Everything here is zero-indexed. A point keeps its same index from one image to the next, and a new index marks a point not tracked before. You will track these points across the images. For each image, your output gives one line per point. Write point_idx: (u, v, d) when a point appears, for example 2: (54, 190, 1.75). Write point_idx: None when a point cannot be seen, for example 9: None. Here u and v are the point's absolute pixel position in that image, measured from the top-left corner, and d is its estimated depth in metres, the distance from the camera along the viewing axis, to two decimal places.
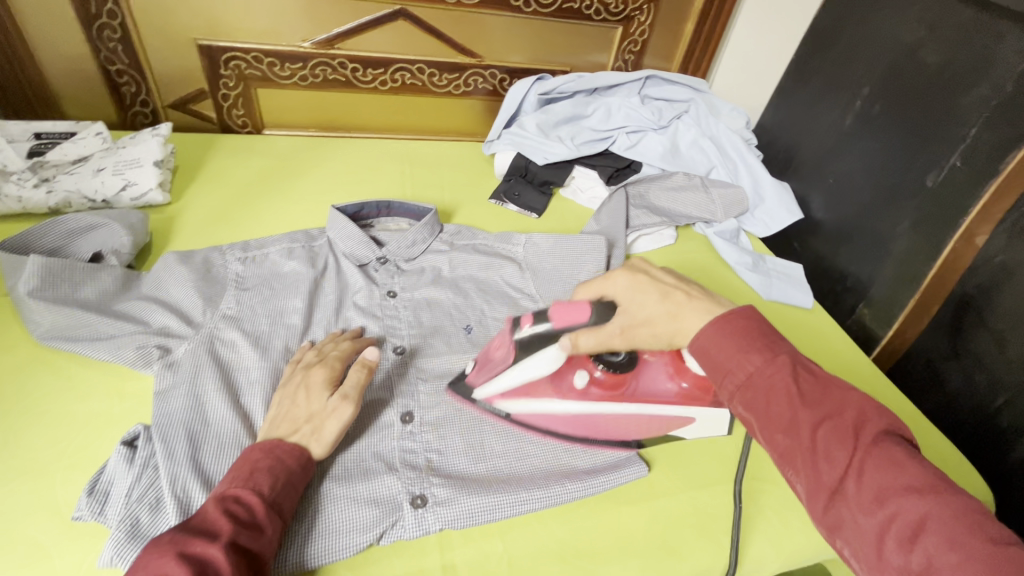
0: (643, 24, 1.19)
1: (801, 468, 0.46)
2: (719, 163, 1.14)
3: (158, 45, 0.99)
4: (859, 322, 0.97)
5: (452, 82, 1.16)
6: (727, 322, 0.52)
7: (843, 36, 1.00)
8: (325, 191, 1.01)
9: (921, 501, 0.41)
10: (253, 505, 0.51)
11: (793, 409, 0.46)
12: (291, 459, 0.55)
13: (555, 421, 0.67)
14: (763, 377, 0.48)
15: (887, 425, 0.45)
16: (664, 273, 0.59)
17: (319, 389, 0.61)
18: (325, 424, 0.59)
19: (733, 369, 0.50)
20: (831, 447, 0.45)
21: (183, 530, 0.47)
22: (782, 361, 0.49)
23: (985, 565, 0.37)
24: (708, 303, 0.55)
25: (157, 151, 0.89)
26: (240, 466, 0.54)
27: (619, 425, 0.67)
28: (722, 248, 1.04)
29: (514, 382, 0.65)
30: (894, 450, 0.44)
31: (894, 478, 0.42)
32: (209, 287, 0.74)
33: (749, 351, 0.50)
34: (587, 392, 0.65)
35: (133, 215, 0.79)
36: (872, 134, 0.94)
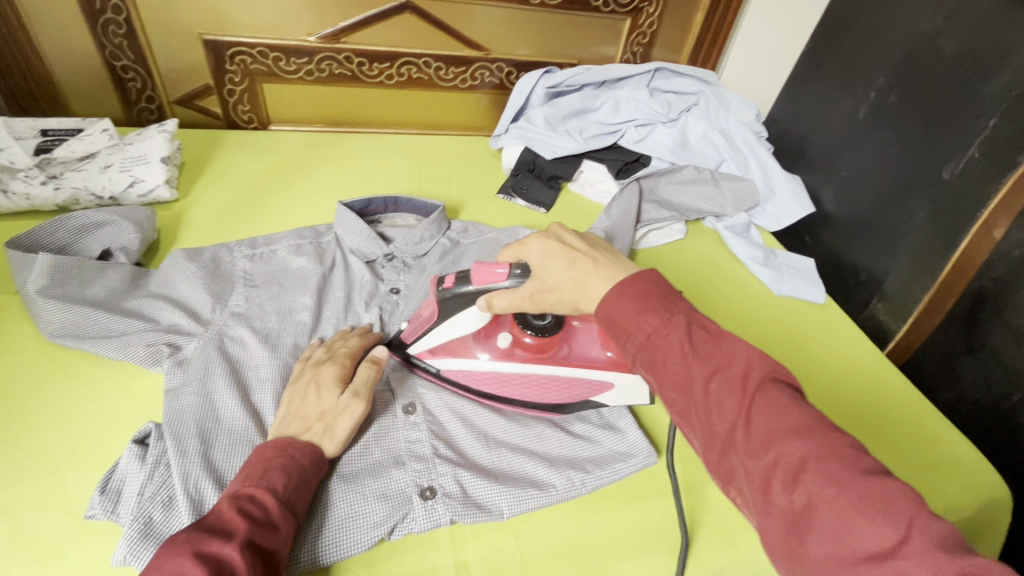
0: (652, 15, 1.17)
1: (699, 421, 0.47)
2: (729, 156, 1.12)
3: (163, 40, 0.99)
4: (873, 316, 0.96)
5: (459, 76, 1.15)
6: (625, 288, 0.53)
7: (858, 25, 0.98)
8: (332, 187, 1.00)
9: (802, 442, 0.43)
10: (267, 505, 0.50)
11: (687, 364, 0.48)
12: (304, 457, 0.55)
13: (481, 380, 0.69)
14: (661, 337, 0.50)
15: (771, 372, 0.46)
16: (574, 236, 0.61)
17: (328, 386, 0.61)
18: (334, 421, 0.59)
19: (634, 331, 0.51)
20: (720, 400, 0.46)
21: (198, 528, 0.47)
22: (677, 321, 0.50)
23: (857, 496, 0.40)
24: (612, 264, 0.57)
25: (164, 148, 0.88)
26: (253, 464, 0.54)
27: (546, 391, 0.68)
28: (733, 242, 1.03)
29: (442, 339, 0.68)
30: (777, 396, 0.45)
31: (775, 422, 0.44)
32: (218, 284, 0.74)
33: (648, 312, 0.51)
34: (512, 352, 0.69)
35: (141, 212, 0.79)
36: (887, 125, 0.92)
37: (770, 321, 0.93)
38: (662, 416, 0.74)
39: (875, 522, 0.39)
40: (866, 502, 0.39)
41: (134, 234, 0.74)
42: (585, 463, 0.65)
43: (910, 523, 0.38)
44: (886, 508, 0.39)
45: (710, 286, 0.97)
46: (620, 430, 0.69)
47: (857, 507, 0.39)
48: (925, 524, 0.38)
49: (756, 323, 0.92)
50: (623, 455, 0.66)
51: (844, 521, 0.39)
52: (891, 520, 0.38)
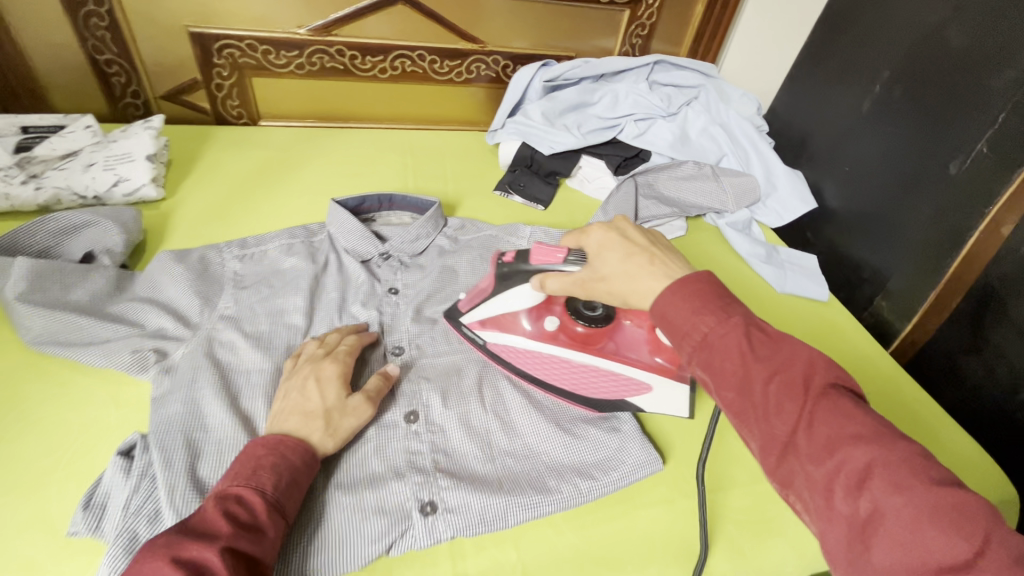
0: (651, 7, 1.14)
1: (754, 424, 0.44)
2: (730, 151, 1.10)
3: (148, 33, 0.95)
4: (876, 313, 0.94)
5: (454, 69, 1.12)
6: (682, 286, 0.50)
7: (863, 17, 0.96)
8: (325, 184, 0.98)
9: (868, 448, 0.40)
10: (254, 506, 0.49)
11: (746, 365, 0.45)
12: (294, 455, 0.53)
13: (523, 359, 0.71)
14: (718, 338, 0.46)
15: (835, 377, 0.44)
16: (639, 231, 0.58)
17: (332, 383, 0.61)
18: (338, 419, 0.58)
19: (688, 331, 0.48)
20: (782, 403, 0.43)
21: (181, 530, 0.46)
22: (735, 321, 0.47)
23: (927, 505, 0.37)
24: (671, 262, 0.53)
25: (150, 145, 0.85)
26: (243, 463, 0.52)
27: (583, 380, 0.69)
28: (734, 239, 1.01)
29: (495, 313, 0.71)
30: (842, 402, 0.42)
31: (841, 427, 0.41)
32: (207, 287, 0.71)
33: (704, 311, 0.48)
34: (558, 336, 0.71)
35: (126, 212, 0.76)
36: (891, 119, 0.90)
37: (773, 319, 0.91)
38: (666, 419, 0.72)
39: (946, 531, 0.36)
40: (939, 511, 0.37)
41: (119, 236, 0.72)
42: (587, 468, 0.63)
43: (987, 534, 0.35)
44: (958, 518, 0.36)
45: None
46: (622, 431, 0.67)
47: (930, 516, 0.37)
48: (1002, 536, 0.35)
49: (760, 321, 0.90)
50: (626, 459, 0.64)
51: (915, 530, 0.37)
52: (965, 531, 0.36)
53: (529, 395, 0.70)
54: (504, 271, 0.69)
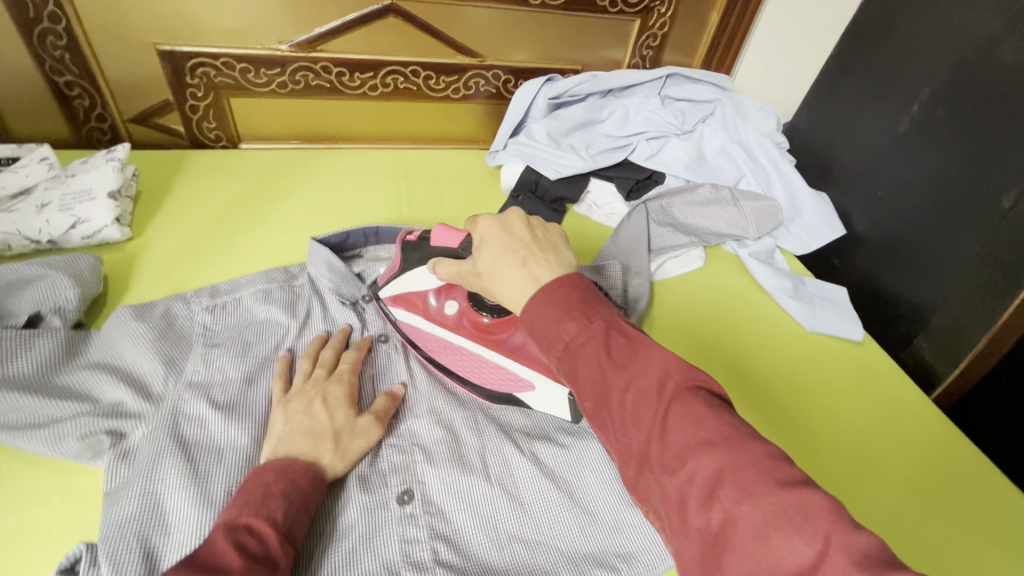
0: (663, 16, 1.06)
1: (612, 435, 0.41)
2: (750, 171, 1.02)
3: (113, 52, 0.86)
4: (916, 355, 0.86)
5: (451, 85, 1.04)
6: (550, 291, 0.46)
7: (898, 28, 0.88)
8: (310, 215, 0.89)
9: (717, 453, 0.37)
10: (266, 537, 0.45)
11: (602, 374, 0.41)
12: (305, 483, 0.50)
13: (423, 339, 0.69)
14: (578, 347, 0.43)
15: (690, 378, 0.40)
16: (529, 224, 0.53)
17: (340, 405, 0.59)
18: (348, 441, 0.57)
19: (552, 340, 0.44)
20: (637, 412, 0.40)
21: (188, 560, 0.40)
22: (596, 327, 0.43)
23: (774, 512, 0.34)
24: (545, 261, 0.48)
25: (113, 180, 0.77)
26: (248, 489, 0.48)
27: (478, 372, 0.66)
28: (758, 271, 0.93)
29: (405, 291, 0.70)
30: (695, 403, 0.39)
31: (691, 433, 0.38)
32: (173, 349, 0.63)
33: (565, 317, 0.44)
34: (458, 321, 0.68)
35: (83, 261, 0.68)
36: (933, 142, 0.82)
37: (803, 363, 0.83)
38: None
39: (790, 536, 0.33)
40: (783, 517, 0.33)
41: (72, 292, 0.63)
42: (608, 557, 0.55)
43: (828, 538, 0.32)
44: (802, 524, 0.33)
45: (736, 323, 0.87)
46: None
47: (775, 525, 0.33)
48: (842, 540, 0.32)
49: (790, 367, 0.83)
50: (648, 543, 0.56)
51: (764, 542, 0.33)
52: (807, 536, 0.32)
53: (528, 453, 0.62)
54: (408, 251, 0.70)
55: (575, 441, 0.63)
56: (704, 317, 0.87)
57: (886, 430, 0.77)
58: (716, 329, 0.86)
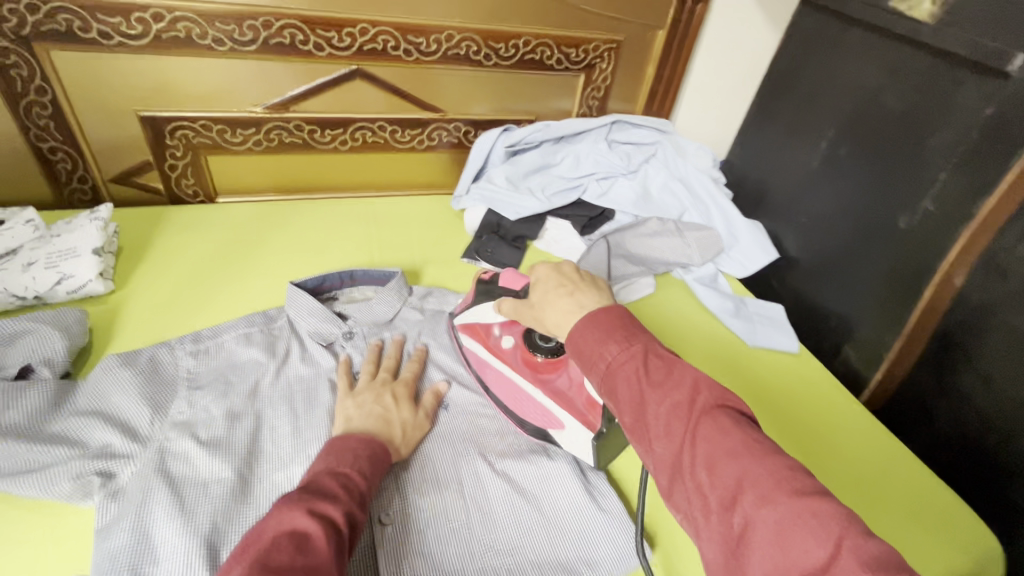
0: (605, 71, 1.18)
1: (647, 444, 0.49)
2: (690, 206, 1.13)
3: (97, 119, 0.92)
4: (845, 362, 0.96)
5: (416, 137, 1.12)
6: (594, 320, 0.57)
7: (804, 78, 1.02)
8: (288, 262, 0.95)
9: (740, 464, 0.44)
10: (358, 485, 0.55)
11: (641, 390, 0.51)
12: (383, 453, 0.60)
13: (482, 368, 0.77)
14: (621, 365, 0.53)
15: (718, 397, 0.49)
16: (578, 270, 0.66)
17: (405, 401, 0.70)
18: (411, 433, 0.67)
19: (597, 360, 0.54)
20: (670, 424, 0.48)
21: (306, 491, 0.51)
22: (636, 349, 0.53)
23: (792, 513, 0.41)
24: (588, 294, 0.61)
25: (97, 238, 0.82)
26: (342, 450, 0.58)
27: (520, 402, 0.72)
28: (703, 294, 1.03)
29: (474, 321, 0.80)
30: (723, 419, 0.47)
31: (718, 443, 0.46)
32: (159, 392, 0.67)
33: (611, 341, 0.54)
34: (512, 354, 0.76)
35: (69, 315, 0.72)
36: (841, 175, 0.94)
37: (747, 373, 0.92)
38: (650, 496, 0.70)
39: (806, 538, 0.40)
40: (799, 521, 0.40)
41: (60, 343, 0.68)
42: (575, 561, 0.61)
43: (839, 541, 0.39)
44: (815, 526, 0.40)
45: (687, 341, 0.95)
46: (608, 513, 0.64)
47: (790, 526, 0.40)
48: (854, 543, 0.38)
49: (735, 379, 0.91)
50: (612, 549, 0.62)
51: (782, 542, 0.40)
52: (822, 539, 0.39)
53: (500, 471, 0.68)
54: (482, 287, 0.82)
55: (547, 462, 0.69)
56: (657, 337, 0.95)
57: (826, 431, 0.85)
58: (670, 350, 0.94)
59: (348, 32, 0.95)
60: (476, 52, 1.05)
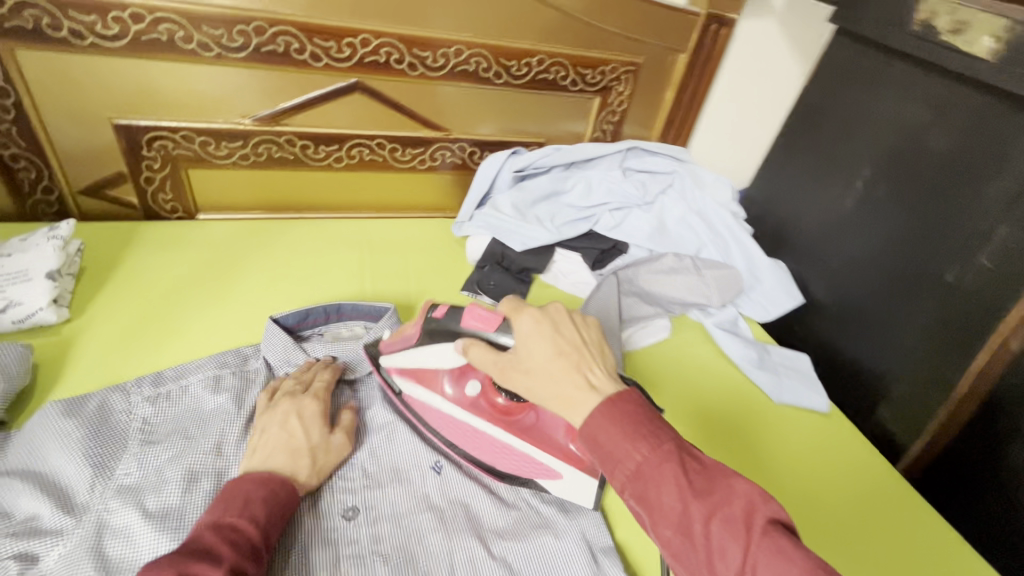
0: (622, 94, 1.10)
1: (694, 568, 0.43)
2: (709, 242, 1.05)
3: (65, 126, 0.84)
4: (879, 423, 0.88)
5: (417, 157, 1.04)
6: (609, 406, 0.49)
7: (836, 113, 0.95)
8: (270, 290, 0.86)
9: None
10: (249, 534, 0.50)
11: (682, 501, 0.44)
12: (283, 491, 0.55)
13: (439, 421, 0.68)
14: (653, 470, 0.45)
15: (773, 512, 0.42)
16: (576, 328, 0.56)
17: (316, 423, 0.63)
18: (323, 459, 0.61)
19: (621, 459, 0.47)
20: (723, 547, 0.42)
21: (178, 552, 0.46)
22: (667, 448, 0.46)
23: None
24: (602, 372, 0.53)
25: (53, 260, 0.73)
26: (230, 495, 0.53)
27: (493, 455, 0.66)
28: (724, 340, 0.94)
29: (414, 366, 0.69)
30: (783, 540, 0.41)
31: (780, 572, 0.39)
32: (107, 450, 0.58)
33: (637, 438, 0.47)
34: (475, 402, 0.68)
35: (9, 349, 0.63)
36: (879, 219, 0.87)
37: (772, 435, 0.83)
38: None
39: None
40: None
41: None
42: None
43: None
44: None
45: (704, 395, 0.87)
46: None
47: None
48: None
49: (759, 442, 0.82)
50: None
51: None
52: None
53: (496, 555, 0.59)
54: (432, 326, 0.65)
55: (552, 543, 0.60)
56: (671, 388, 0.87)
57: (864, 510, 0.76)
58: (685, 403, 0.85)
59: (348, 43, 0.87)
60: (486, 69, 0.98)
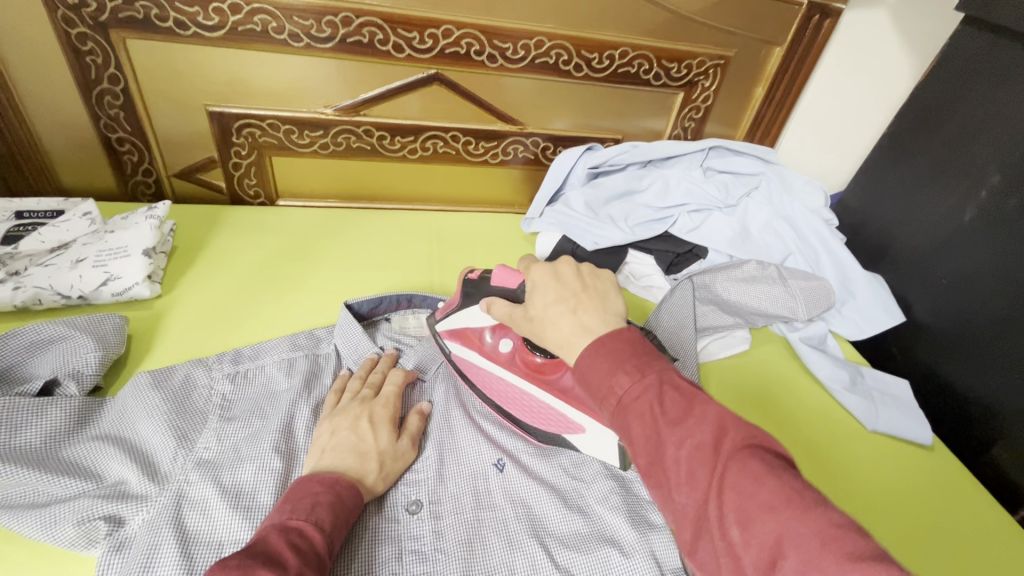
0: (707, 89, 1.04)
1: (665, 494, 0.40)
2: (797, 250, 0.97)
3: (167, 111, 0.89)
4: (994, 464, 0.77)
5: (489, 151, 1.03)
6: (600, 345, 0.47)
7: (959, 112, 0.84)
8: (343, 277, 0.87)
9: (780, 522, 0.35)
10: (315, 541, 0.47)
11: (656, 430, 0.41)
12: (349, 496, 0.52)
13: (483, 376, 0.70)
14: (631, 400, 0.43)
15: (748, 437, 0.39)
16: (579, 273, 0.54)
17: (383, 426, 0.61)
18: (390, 464, 0.59)
19: (605, 395, 0.44)
20: (692, 471, 0.39)
21: (247, 553, 0.42)
22: (649, 380, 0.43)
23: None
24: (595, 311, 0.50)
25: (150, 238, 0.77)
26: (297, 497, 0.50)
27: (525, 409, 0.67)
28: (811, 357, 0.87)
29: (462, 326, 0.71)
30: (755, 462, 0.38)
31: (749, 494, 0.36)
32: (192, 420, 0.61)
33: (618, 371, 0.44)
34: (510, 359, 0.70)
35: (107, 320, 0.66)
36: (1007, 232, 0.77)
37: (860, 466, 0.75)
38: None
39: None
40: None
41: (92, 354, 0.61)
42: None
43: None
44: None
45: (784, 416, 0.80)
46: None
47: None
48: None
49: (846, 472, 0.74)
50: None
51: None
52: None
53: (561, 568, 0.56)
54: (469, 288, 0.69)
55: (619, 559, 0.56)
56: (747, 403, 0.80)
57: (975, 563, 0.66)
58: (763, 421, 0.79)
59: (430, 33, 0.87)
60: (567, 61, 0.95)
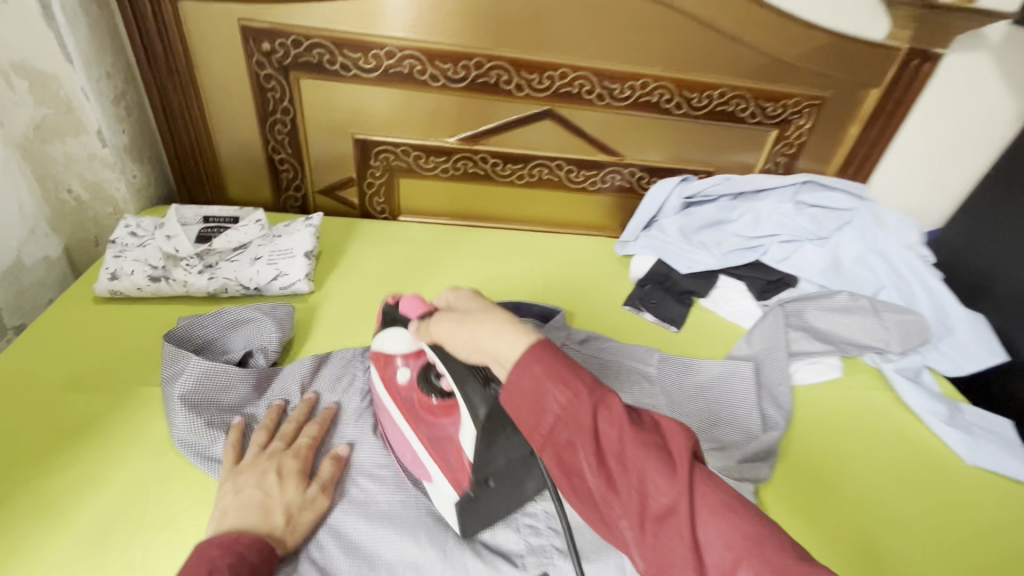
0: (802, 128, 1.09)
1: (628, 505, 0.38)
2: (890, 283, 0.99)
3: (321, 137, 1.04)
4: None
5: (589, 178, 1.13)
6: (541, 352, 0.43)
7: None
8: (459, 284, 0.98)
9: (739, 523, 0.36)
10: None
11: (614, 438, 0.39)
12: (251, 551, 0.51)
13: (381, 404, 0.67)
14: (581, 407, 0.40)
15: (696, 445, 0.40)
16: None
17: (292, 478, 0.60)
18: (299, 516, 0.58)
19: (551, 403, 0.40)
20: (652, 478, 0.38)
21: None
22: (597, 390, 0.41)
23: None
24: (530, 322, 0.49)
25: (309, 242, 0.91)
26: (191, 565, 0.48)
27: (406, 451, 0.63)
28: (906, 390, 0.88)
29: (378, 349, 0.68)
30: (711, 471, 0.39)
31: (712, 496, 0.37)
32: (338, 395, 0.73)
33: (565, 378, 0.41)
34: (406, 393, 0.65)
35: (280, 308, 0.79)
36: None
37: (961, 497, 0.77)
38: None
39: None
40: None
41: (273, 333, 0.74)
42: None
43: None
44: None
45: (880, 444, 0.82)
46: None
47: None
48: None
49: (945, 503, 0.75)
50: None
51: None
52: None
53: None
54: (387, 314, 0.67)
55: None
56: (842, 428, 0.84)
57: None
58: (858, 447, 0.82)
59: (549, 75, 0.98)
60: (668, 100, 1.03)
